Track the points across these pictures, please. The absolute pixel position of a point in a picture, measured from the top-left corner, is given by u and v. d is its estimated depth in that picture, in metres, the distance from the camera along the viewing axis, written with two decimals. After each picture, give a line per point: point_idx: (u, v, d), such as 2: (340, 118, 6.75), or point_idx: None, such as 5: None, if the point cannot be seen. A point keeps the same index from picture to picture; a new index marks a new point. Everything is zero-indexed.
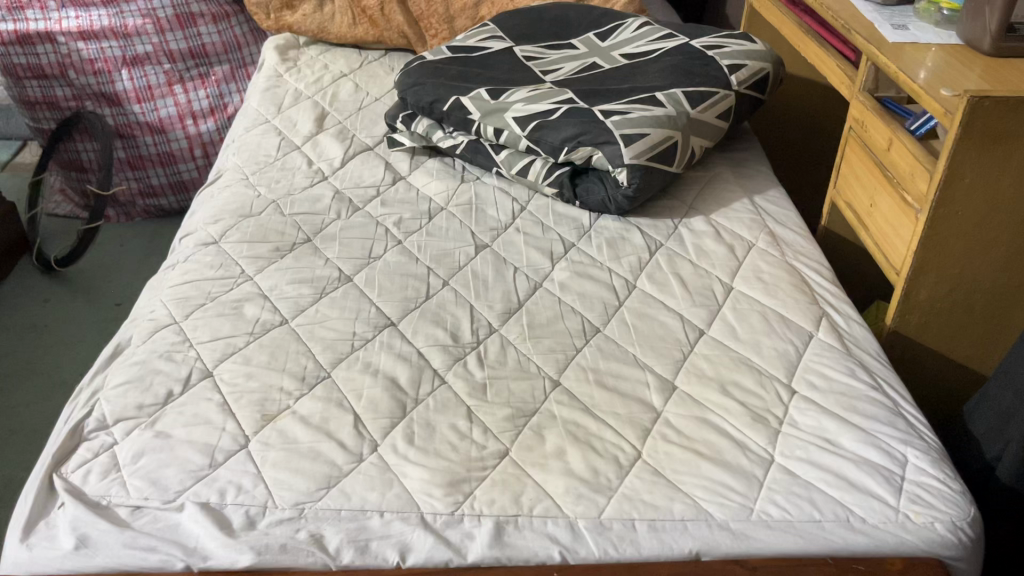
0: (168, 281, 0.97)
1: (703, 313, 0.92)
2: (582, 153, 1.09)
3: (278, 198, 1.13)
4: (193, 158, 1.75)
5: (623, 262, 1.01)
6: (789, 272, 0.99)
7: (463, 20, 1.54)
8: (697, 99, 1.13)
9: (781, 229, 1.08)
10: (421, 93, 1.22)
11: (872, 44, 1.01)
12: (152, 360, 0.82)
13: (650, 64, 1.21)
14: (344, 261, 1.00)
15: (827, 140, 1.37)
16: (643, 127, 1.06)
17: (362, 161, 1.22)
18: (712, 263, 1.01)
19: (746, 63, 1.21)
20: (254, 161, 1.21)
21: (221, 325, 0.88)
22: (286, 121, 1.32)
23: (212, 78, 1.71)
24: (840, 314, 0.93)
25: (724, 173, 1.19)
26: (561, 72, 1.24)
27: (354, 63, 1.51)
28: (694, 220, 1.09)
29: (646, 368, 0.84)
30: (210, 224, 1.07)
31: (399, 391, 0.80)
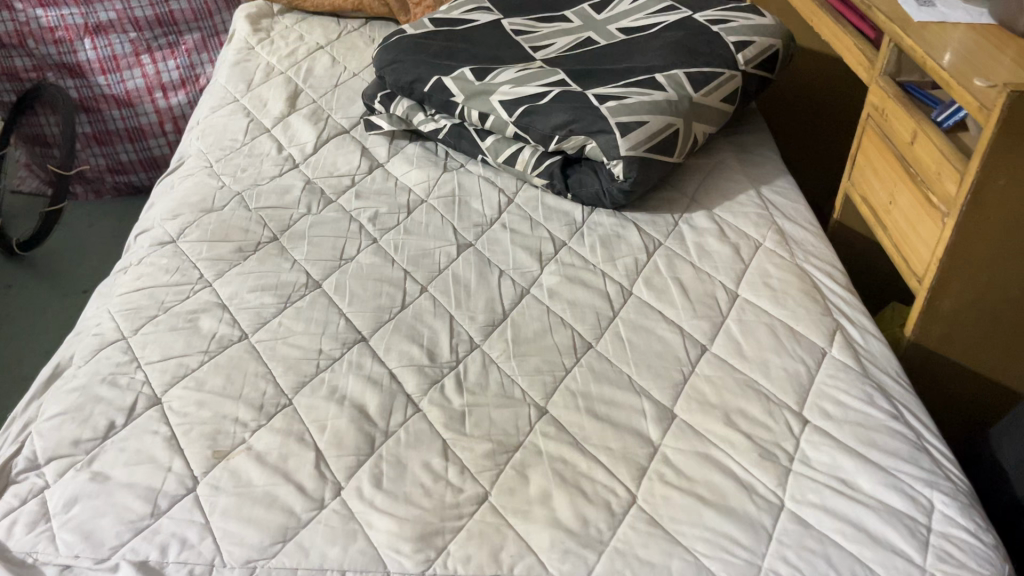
0: (118, 288, 0.88)
1: (705, 326, 0.84)
2: (574, 142, 1.00)
3: (243, 189, 1.03)
4: (164, 133, 1.65)
5: (618, 265, 0.93)
6: (799, 276, 0.90)
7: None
8: (700, 81, 1.03)
9: (790, 225, 0.99)
10: (400, 71, 1.12)
11: (895, 23, 0.91)
12: (92, 385, 0.74)
13: (650, 41, 1.11)
14: (313, 263, 0.91)
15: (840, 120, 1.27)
16: (641, 113, 0.97)
17: (336, 146, 1.13)
18: (715, 265, 0.92)
19: (753, 39, 1.11)
20: (219, 146, 1.12)
21: (173, 342, 0.79)
22: (255, 99, 1.22)
23: (183, 48, 1.60)
24: (855, 326, 0.85)
25: (728, 160, 1.09)
26: (552, 49, 1.14)
27: (332, 34, 1.41)
28: (696, 216, 1.00)
29: (642, 393, 0.76)
30: (168, 220, 0.98)
31: (368, 421, 0.72)
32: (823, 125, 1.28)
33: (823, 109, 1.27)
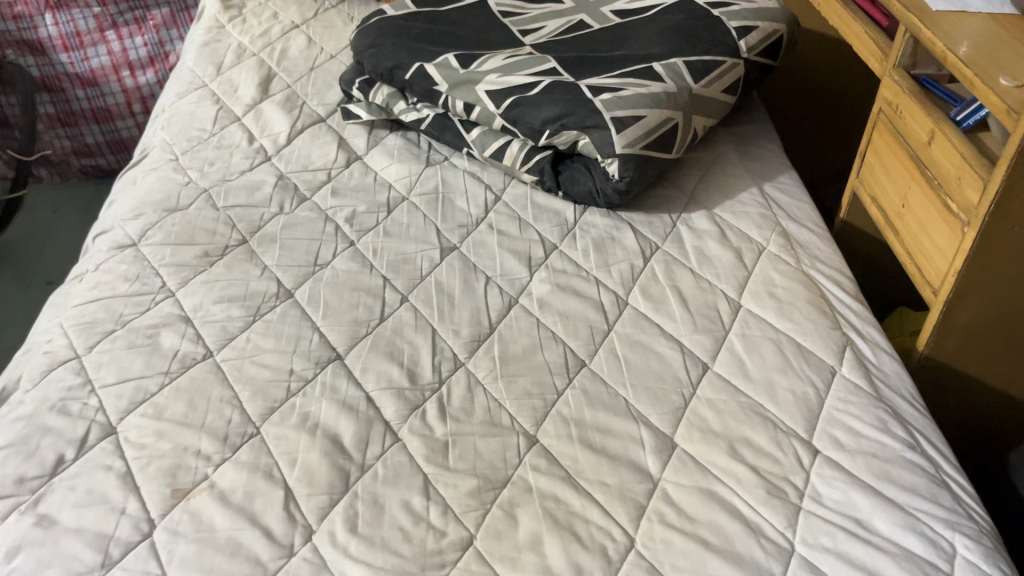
0: (73, 298, 0.81)
1: (706, 342, 0.78)
2: (566, 137, 0.93)
3: (211, 185, 0.96)
4: (132, 114, 1.56)
5: (612, 271, 0.87)
6: (805, 285, 0.85)
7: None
8: (700, 71, 0.97)
9: (794, 226, 0.93)
10: (380, 56, 1.04)
11: (912, 12, 0.84)
12: (39, 415, 0.68)
13: (647, 26, 1.04)
14: (285, 269, 0.85)
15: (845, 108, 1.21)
16: (638, 107, 0.90)
17: (311, 137, 1.05)
18: (716, 272, 0.86)
19: (756, 24, 1.04)
20: (185, 136, 1.04)
21: (130, 362, 0.73)
22: (225, 84, 1.14)
23: (150, 24, 1.51)
24: (866, 341, 0.79)
25: (729, 154, 1.03)
26: (542, 33, 1.06)
27: (308, 11, 1.32)
28: (695, 216, 0.94)
29: (640, 420, 0.70)
30: (129, 220, 0.91)
31: (342, 454, 0.66)
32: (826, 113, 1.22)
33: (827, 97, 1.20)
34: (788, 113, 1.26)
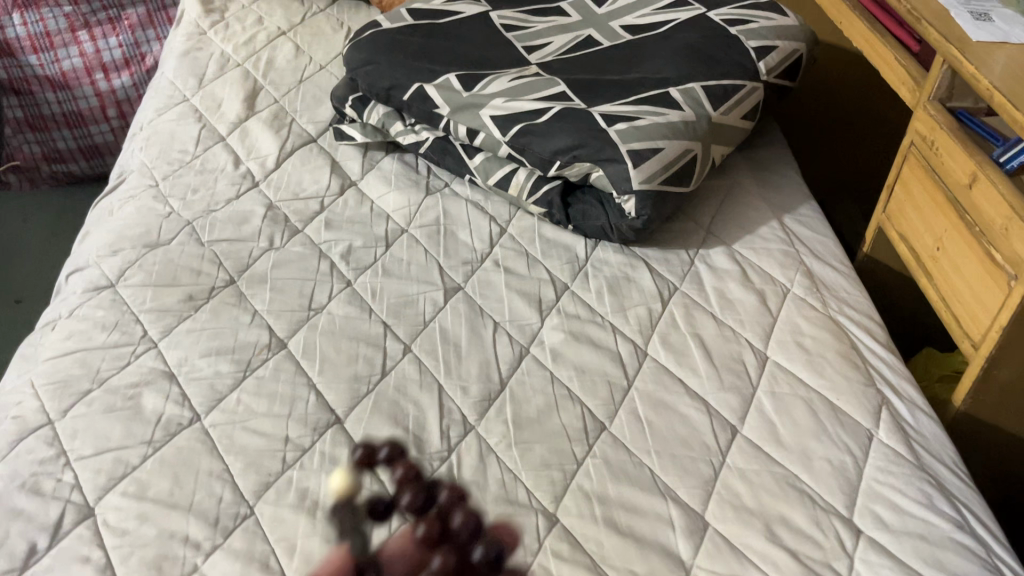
0: (45, 350, 0.75)
1: (734, 401, 0.73)
2: (577, 169, 0.87)
3: (194, 217, 0.89)
4: (106, 118, 1.46)
5: (629, 317, 0.81)
6: (834, 334, 0.79)
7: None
8: (719, 97, 0.91)
9: (819, 264, 0.88)
10: (375, 74, 0.97)
11: (951, 42, 0.78)
12: (9, 496, 0.62)
13: (660, 44, 0.98)
14: (277, 315, 0.78)
15: None
16: (656, 139, 0.84)
17: (302, 160, 0.98)
18: (739, 318, 0.81)
19: (776, 44, 0.98)
20: (165, 159, 0.97)
21: (109, 430, 0.67)
22: (207, 98, 1.07)
23: (125, 23, 1.43)
24: (902, 400, 0.74)
25: (746, 182, 0.97)
26: (547, 51, 1.00)
27: (295, 15, 1.25)
28: (714, 253, 0.88)
29: (667, 496, 0.65)
30: (105, 257, 0.84)
31: (345, 540, 0.60)
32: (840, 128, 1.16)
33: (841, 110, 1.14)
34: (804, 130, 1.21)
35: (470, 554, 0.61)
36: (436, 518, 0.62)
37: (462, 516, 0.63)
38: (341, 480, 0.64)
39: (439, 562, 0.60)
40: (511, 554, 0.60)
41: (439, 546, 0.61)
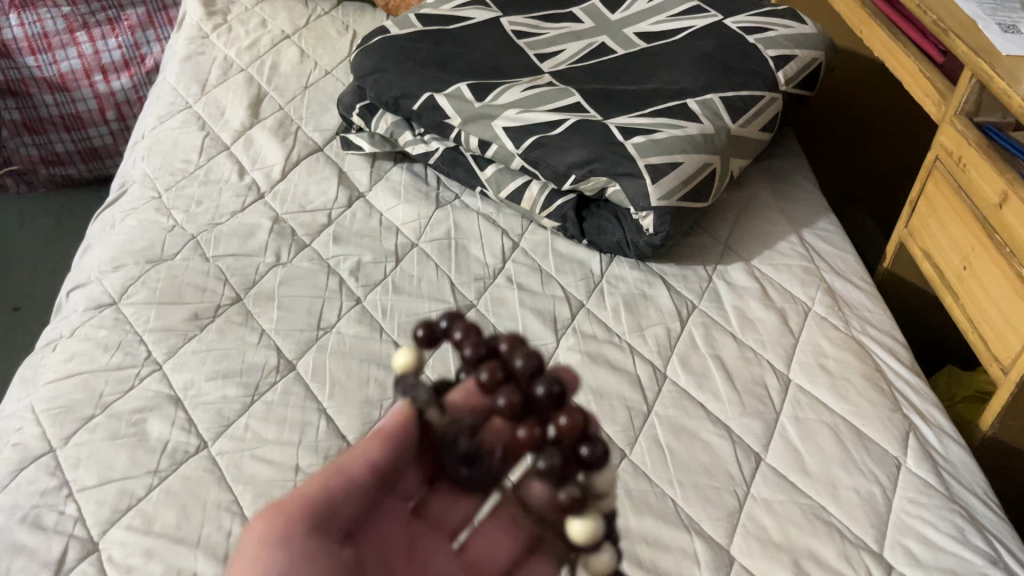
0: (46, 372, 0.73)
1: (757, 427, 0.71)
2: (593, 183, 0.84)
3: (198, 230, 0.87)
4: (105, 120, 1.44)
5: (647, 337, 0.79)
6: (859, 355, 0.77)
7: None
8: (738, 108, 0.88)
9: (840, 281, 0.86)
10: (384, 83, 0.95)
11: (979, 55, 0.76)
12: (9, 530, 0.60)
13: (676, 52, 0.96)
14: (285, 335, 0.76)
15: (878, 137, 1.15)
16: (674, 153, 0.82)
17: (308, 170, 0.96)
18: (760, 339, 0.79)
19: (795, 53, 0.96)
20: (168, 169, 0.95)
21: (113, 459, 0.65)
22: (210, 105, 1.04)
23: (125, 24, 1.40)
24: (930, 425, 0.72)
25: (763, 195, 0.95)
26: (560, 59, 0.98)
27: (299, 18, 1.22)
28: (732, 269, 0.86)
29: (692, 529, 0.63)
30: (107, 273, 0.81)
31: None
32: (863, 139, 1.15)
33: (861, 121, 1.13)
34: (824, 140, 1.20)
35: (534, 391, 0.45)
36: (498, 364, 0.46)
37: (524, 358, 0.46)
38: (407, 359, 0.52)
39: (523, 435, 0.44)
40: (586, 447, 0.45)
41: (503, 385, 0.46)
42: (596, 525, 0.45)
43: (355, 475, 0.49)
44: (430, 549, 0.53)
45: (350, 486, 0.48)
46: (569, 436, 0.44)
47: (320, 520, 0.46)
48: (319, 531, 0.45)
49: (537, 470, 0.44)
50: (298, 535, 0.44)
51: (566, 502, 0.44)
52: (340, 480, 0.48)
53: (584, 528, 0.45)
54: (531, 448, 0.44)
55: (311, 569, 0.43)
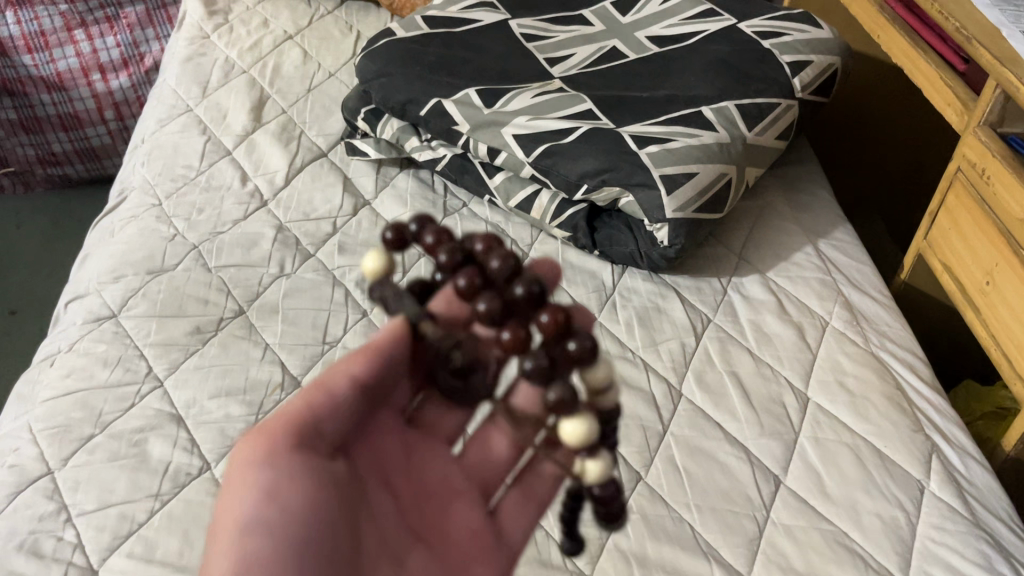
0: (44, 389, 0.71)
1: (776, 448, 0.69)
2: (606, 194, 0.82)
3: (200, 239, 0.85)
4: (103, 120, 1.41)
5: (662, 352, 0.77)
6: (879, 372, 0.75)
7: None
8: (754, 116, 0.86)
9: (858, 294, 0.84)
10: (390, 87, 0.92)
11: (1003, 63, 0.73)
12: (6, 557, 0.58)
13: (690, 57, 0.93)
14: (290, 350, 0.74)
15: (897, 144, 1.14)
16: (690, 164, 0.80)
17: (312, 177, 0.94)
18: (777, 355, 0.77)
19: (810, 58, 0.93)
20: (169, 175, 0.92)
21: (114, 482, 0.63)
22: (212, 108, 1.02)
23: (123, 22, 1.36)
24: (952, 446, 0.70)
25: (778, 204, 0.93)
26: (570, 63, 0.95)
27: (302, 18, 1.20)
28: (748, 281, 0.84)
29: (710, 557, 0.61)
30: (107, 284, 0.79)
31: None
32: (884, 149, 1.15)
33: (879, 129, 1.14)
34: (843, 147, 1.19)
35: (512, 292, 0.50)
36: (476, 272, 0.51)
37: (500, 261, 0.51)
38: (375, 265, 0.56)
39: (507, 337, 0.49)
40: (572, 341, 0.48)
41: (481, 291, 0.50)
42: (587, 427, 0.49)
43: (341, 391, 0.52)
44: (430, 452, 0.59)
45: (335, 402, 0.51)
46: (549, 333, 0.49)
47: (310, 434, 0.50)
48: (307, 447, 0.49)
49: (524, 370, 0.49)
50: (285, 451, 0.48)
51: (555, 402, 0.48)
52: (326, 397, 0.51)
53: (576, 429, 0.48)
54: (516, 349, 0.49)
55: (306, 482, 0.47)
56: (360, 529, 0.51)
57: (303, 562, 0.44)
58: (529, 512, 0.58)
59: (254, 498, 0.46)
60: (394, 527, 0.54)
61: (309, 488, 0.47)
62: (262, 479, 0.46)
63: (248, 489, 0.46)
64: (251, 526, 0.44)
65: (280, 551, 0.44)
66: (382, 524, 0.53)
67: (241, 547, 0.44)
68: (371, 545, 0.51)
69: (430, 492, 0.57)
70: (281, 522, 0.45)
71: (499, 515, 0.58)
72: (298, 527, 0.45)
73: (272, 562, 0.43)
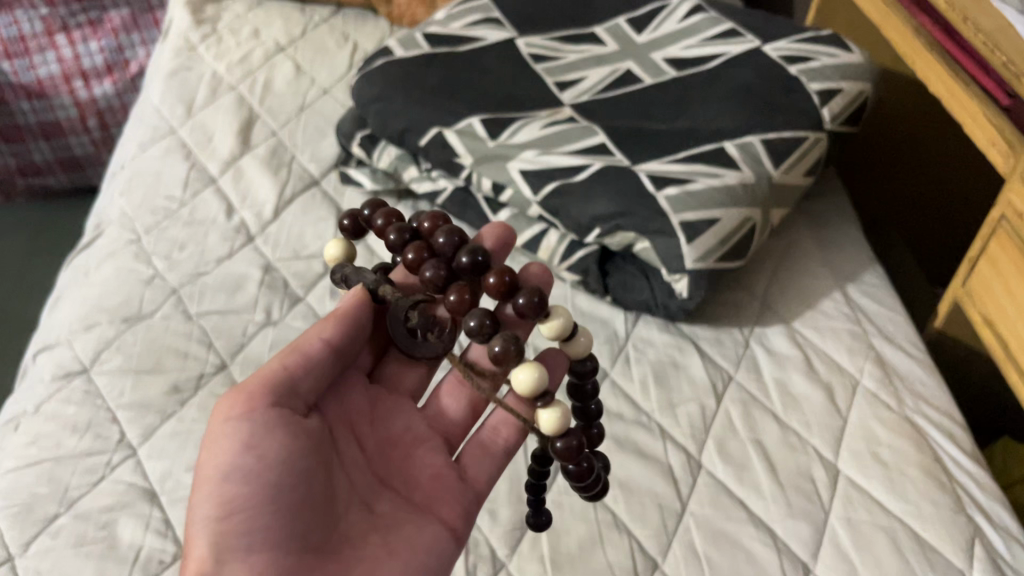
0: (6, 457, 0.65)
1: (806, 531, 0.63)
2: (620, 238, 0.76)
3: (181, 281, 0.79)
4: (86, 129, 1.36)
5: (679, 415, 0.71)
6: (915, 442, 0.69)
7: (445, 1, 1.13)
8: (781, 152, 0.80)
9: (890, 347, 0.78)
10: (387, 114, 0.86)
11: None
12: None
13: (711, 83, 0.87)
14: None
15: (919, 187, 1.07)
16: (711, 208, 0.73)
17: (303, 209, 0.87)
18: (804, 420, 0.71)
19: (840, 86, 0.86)
20: (148, 207, 0.86)
21: (78, 571, 0.57)
22: (197, 129, 0.96)
23: (107, 27, 1.29)
24: (997, 528, 0.65)
25: (803, 243, 0.87)
26: (581, 88, 0.89)
27: (295, 27, 1.13)
28: (771, 332, 0.78)
29: None
30: (78, 334, 0.73)
31: None
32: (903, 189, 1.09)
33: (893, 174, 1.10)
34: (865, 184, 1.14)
35: (459, 262, 0.61)
36: (423, 247, 0.62)
37: (445, 237, 0.62)
38: (337, 251, 0.69)
39: (456, 298, 0.61)
40: (520, 297, 0.58)
41: (430, 261, 0.62)
42: (538, 377, 0.58)
43: (310, 351, 0.58)
44: (395, 406, 0.65)
45: (306, 363, 0.58)
46: (496, 293, 0.60)
47: (285, 393, 0.56)
48: (280, 402, 0.55)
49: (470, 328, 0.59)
50: (263, 407, 0.54)
51: (501, 353, 0.57)
52: (297, 359, 0.57)
53: (526, 377, 0.58)
54: (462, 309, 0.61)
55: (282, 436, 0.53)
56: (331, 472, 0.57)
57: (277, 505, 0.52)
58: (491, 459, 0.63)
59: (232, 449, 0.52)
60: (363, 475, 0.60)
61: (287, 443, 0.53)
62: (237, 431, 0.52)
63: (225, 441, 0.52)
64: (230, 473, 0.51)
65: (254, 496, 0.51)
66: (352, 472, 0.59)
67: (221, 493, 0.51)
68: (343, 487, 0.58)
69: (395, 441, 0.63)
70: (260, 471, 0.52)
71: (463, 461, 0.63)
72: (272, 475, 0.52)
73: (248, 506, 0.51)
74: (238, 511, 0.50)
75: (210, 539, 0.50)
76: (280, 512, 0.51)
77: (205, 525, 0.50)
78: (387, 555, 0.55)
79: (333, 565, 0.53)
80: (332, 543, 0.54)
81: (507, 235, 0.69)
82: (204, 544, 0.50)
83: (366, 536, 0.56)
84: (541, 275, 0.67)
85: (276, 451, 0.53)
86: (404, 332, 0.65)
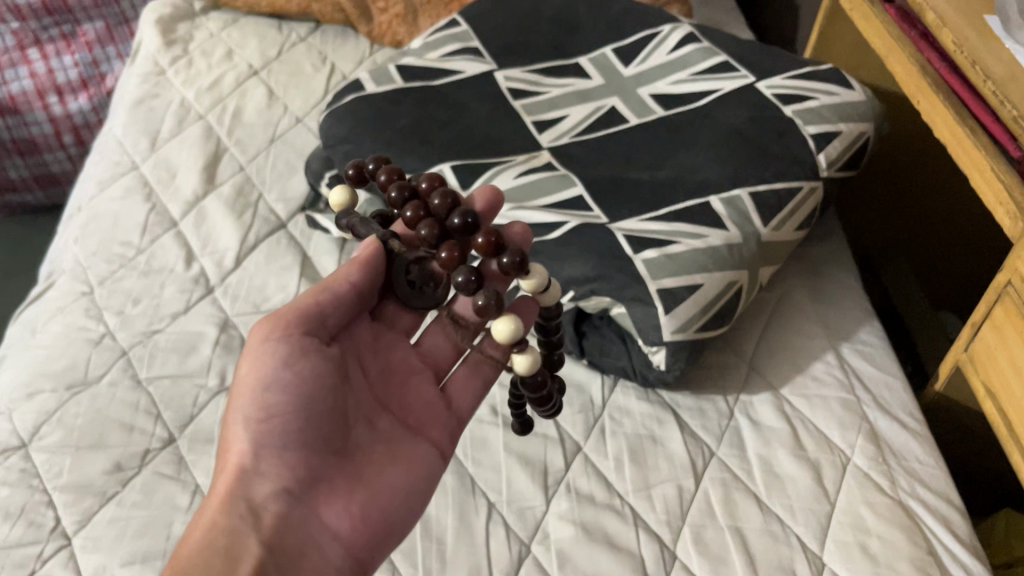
0: None
1: None
2: (596, 303, 0.71)
3: (132, 342, 0.74)
4: (61, 145, 1.32)
5: (655, 498, 0.66)
6: (908, 532, 0.64)
7: (427, 19, 1.08)
8: (772, 207, 0.74)
9: (885, 418, 0.72)
10: (355, 156, 0.80)
11: None
12: None
13: (701, 126, 0.81)
14: None
15: (927, 221, 1.05)
16: (692, 274, 0.68)
17: (267, 256, 0.83)
18: (789, 505, 0.66)
19: (838, 128, 0.80)
20: (103, 256, 0.82)
21: None
22: (161, 165, 0.91)
23: (81, 40, 1.28)
24: None
25: (798, 296, 0.82)
26: (562, 129, 0.83)
27: (270, 47, 1.08)
28: (758, 401, 0.73)
29: None
30: (19, 403, 0.69)
31: None
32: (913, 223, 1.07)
33: (901, 203, 1.07)
34: (873, 215, 1.12)
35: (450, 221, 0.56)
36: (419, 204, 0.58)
37: (439, 197, 0.57)
38: (342, 198, 0.65)
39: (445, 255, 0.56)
40: (504, 257, 0.54)
41: (424, 220, 0.58)
42: (516, 327, 0.57)
43: (337, 289, 0.60)
44: (394, 341, 0.67)
45: (335, 297, 0.60)
46: (484, 252, 0.55)
47: (312, 321, 0.59)
48: (312, 329, 0.59)
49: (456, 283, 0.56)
50: (295, 333, 0.58)
51: (482, 307, 0.55)
52: (326, 295, 0.60)
53: (505, 328, 0.56)
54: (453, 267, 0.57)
55: (309, 359, 0.58)
56: (347, 389, 0.61)
57: (307, 415, 0.56)
58: (474, 388, 0.66)
59: (271, 365, 0.57)
60: (372, 397, 0.63)
61: (315, 365, 0.58)
62: (275, 350, 0.57)
63: (265, 357, 0.57)
64: (269, 386, 0.56)
65: (289, 404, 0.56)
66: (362, 392, 0.62)
67: (261, 401, 0.56)
68: (358, 403, 0.61)
69: (396, 371, 0.65)
70: (292, 386, 0.56)
71: (450, 390, 0.66)
72: (304, 389, 0.57)
73: (284, 414, 0.56)
74: (275, 417, 0.55)
75: (250, 439, 0.55)
76: (309, 420, 0.56)
77: (247, 427, 0.55)
78: (395, 464, 0.59)
79: (350, 470, 0.57)
80: (349, 449, 0.58)
81: (497, 200, 0.63)
82: (244, 442, 0.55)
83: (376, 445, 0.60)
84: (524, 238, 0.62)
85: (310, 368, 0.57)
86: (405, 282, 0.64)
